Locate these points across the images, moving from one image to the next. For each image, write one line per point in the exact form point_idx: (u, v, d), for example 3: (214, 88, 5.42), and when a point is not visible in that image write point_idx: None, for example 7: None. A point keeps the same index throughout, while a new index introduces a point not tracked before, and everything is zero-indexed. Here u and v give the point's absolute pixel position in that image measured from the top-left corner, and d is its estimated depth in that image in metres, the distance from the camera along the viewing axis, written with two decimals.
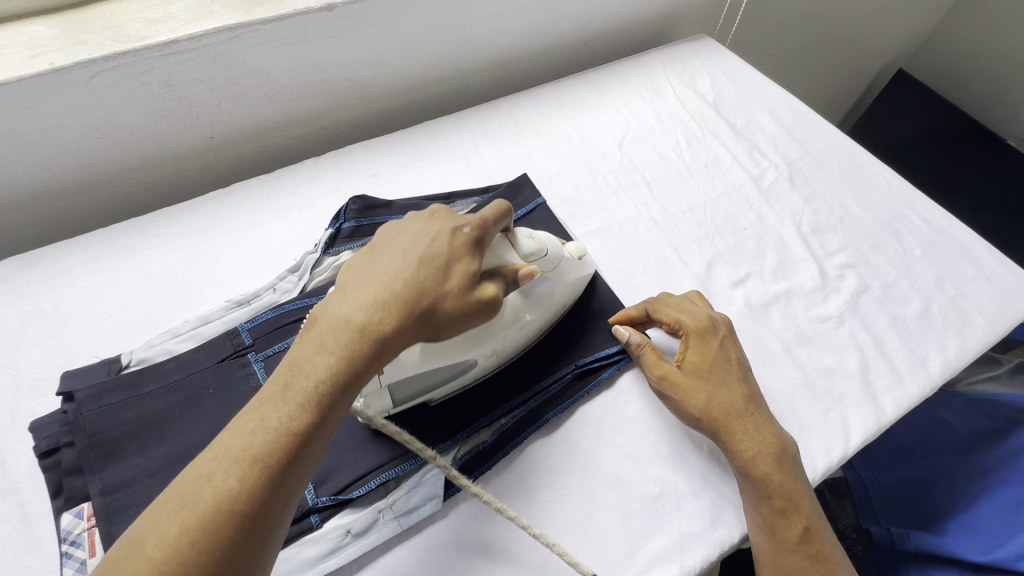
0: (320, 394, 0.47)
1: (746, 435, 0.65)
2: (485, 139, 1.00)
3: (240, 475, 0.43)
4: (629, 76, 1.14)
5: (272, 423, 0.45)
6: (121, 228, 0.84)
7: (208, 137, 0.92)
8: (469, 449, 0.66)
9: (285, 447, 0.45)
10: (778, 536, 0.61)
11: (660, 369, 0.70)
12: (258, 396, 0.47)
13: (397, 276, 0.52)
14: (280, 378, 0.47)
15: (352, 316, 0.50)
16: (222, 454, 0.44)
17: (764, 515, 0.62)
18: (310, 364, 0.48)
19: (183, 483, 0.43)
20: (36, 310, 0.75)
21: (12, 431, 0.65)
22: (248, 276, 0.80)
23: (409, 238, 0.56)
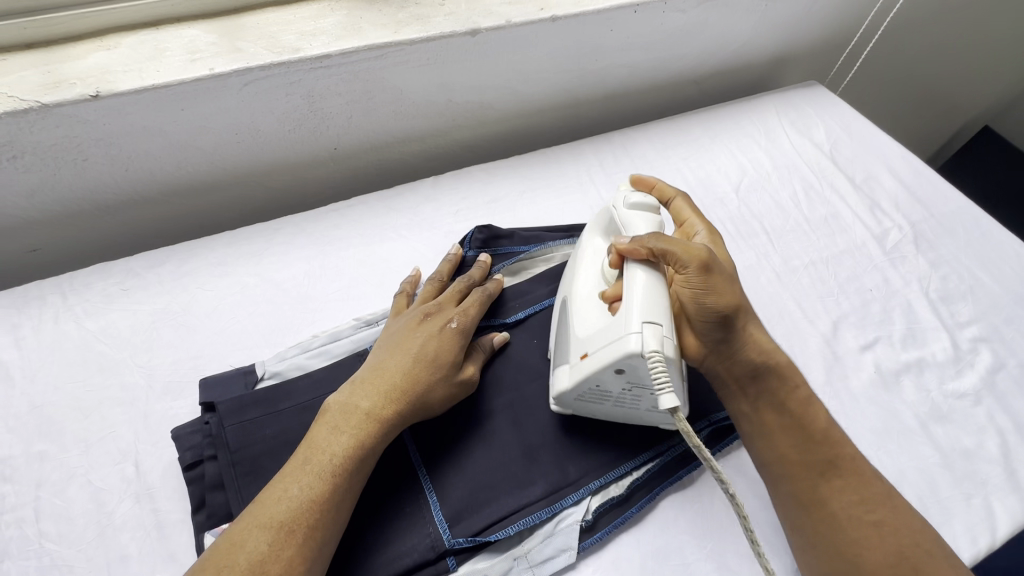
0: (337, 466, 0.54)
1: (757, 328, 0.63)
2: (602, 172, 0.99)
3: (270, 541, 0.49)
4: (742, 118, 1.12)
5: (295, 492, 0.52)
6: (247, 232, 0.84)
7: (333, 148, 0.92)
8: (602, 501, 0.63)
9: (306, 515, 0.51)
10: (798, 443, 0.59)
11: (696, 247, 0.61)
12: (284, 470, 0.54)
13: (393, 365, 0.62)
14: (297, 455, 0.55)
15: (361, 402, 0.59)
16: (253, 521, 0.50)
17: (780, 420, 0.60)
18: (326, 442, 0.56)
19: (218, 548, 0.49)
20: (167, 310, 0.75)
21: (146, 434, 0.65)
22: (371, 293, 0.79)
23: (402, 323, 0.67)
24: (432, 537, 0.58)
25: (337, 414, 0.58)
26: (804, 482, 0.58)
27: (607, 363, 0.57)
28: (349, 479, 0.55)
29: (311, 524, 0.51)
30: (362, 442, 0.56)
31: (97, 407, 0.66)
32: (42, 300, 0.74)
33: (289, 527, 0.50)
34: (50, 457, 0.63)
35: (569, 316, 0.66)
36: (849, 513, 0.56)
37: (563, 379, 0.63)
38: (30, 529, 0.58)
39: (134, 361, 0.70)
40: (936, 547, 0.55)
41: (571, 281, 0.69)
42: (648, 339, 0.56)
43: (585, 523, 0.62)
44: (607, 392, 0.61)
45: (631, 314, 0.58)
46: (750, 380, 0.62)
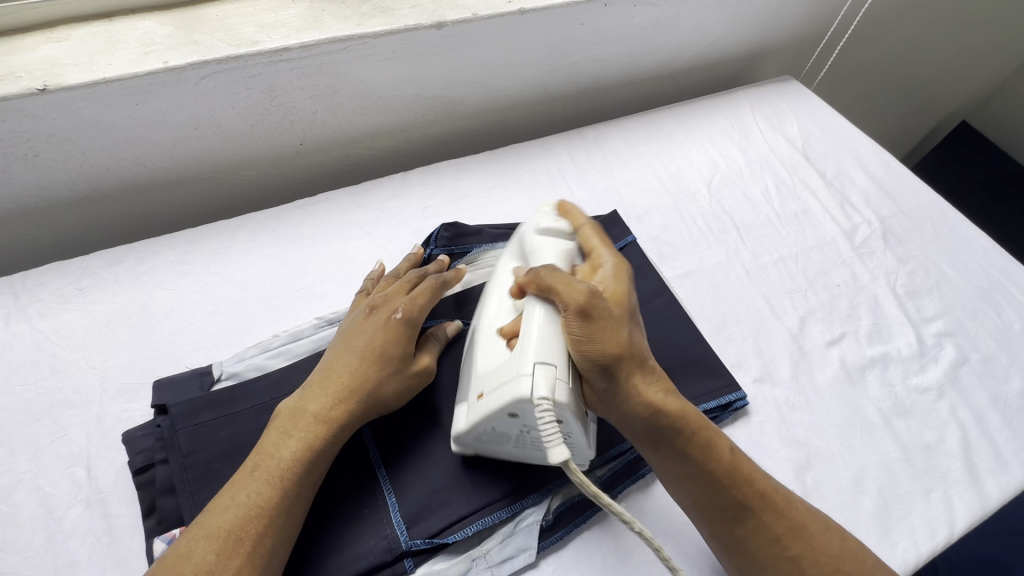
0: (288, 472, 0.54)
1: (651, 372, 0.58)
2: (573, 168, 0.98)
3: (217, 550, 0.48)
4: (715, 113, 1.12)
5: (244, 499, 0.51)
6: (208, 229, 0.83)
7: (298, 143, 0.90)
8: (563, 501, 0.63)
9: (255, 522, 0.50)
10: (707, 492, 0.57)
11: (581, 287, 0.57)
12: (233, 480, 0.54)
13: (341, 366, 0.60)
14: (247, 463, 0.54)
15: (310, 406, 0.58)
16: (200, 532, 0.49)
17: (683, 472, 0.58)
18: (276, 448, 0.55)
19: (166, 560, 0.48)
20: (124, 310, 0.73)
21: (99, 437, 0.63)
22: (336, 292, 0.78)
23: (346, 325, 0.65)
24: (389, 539, 0.58)
25: (287, 421, 0.57)
26: (722, 526, 0.57)
27: (500, 405, 0.55)
28: (299, 486, 0.54)
29: (258, 532, 0.50)
30: (313, 446, 0.56)
31: (48, 410, 0.65)
32: None
33: (236, 535, 0.49)
34: None
35: (472, 353, 0.63)
36: (768, 551, 0.55)
37: (461, 421, 0.60)
38: None
39: (88, 362, 0.69)
40: (859, 566, 0.55)
41: (480, 311, 0.67)
42: (537, 383, 0.53)
43: (546, 523, 0.62)
44: (506, 434, 0.58)
45: (525, 354, 0.55)
46: (648, 431, 0.58)
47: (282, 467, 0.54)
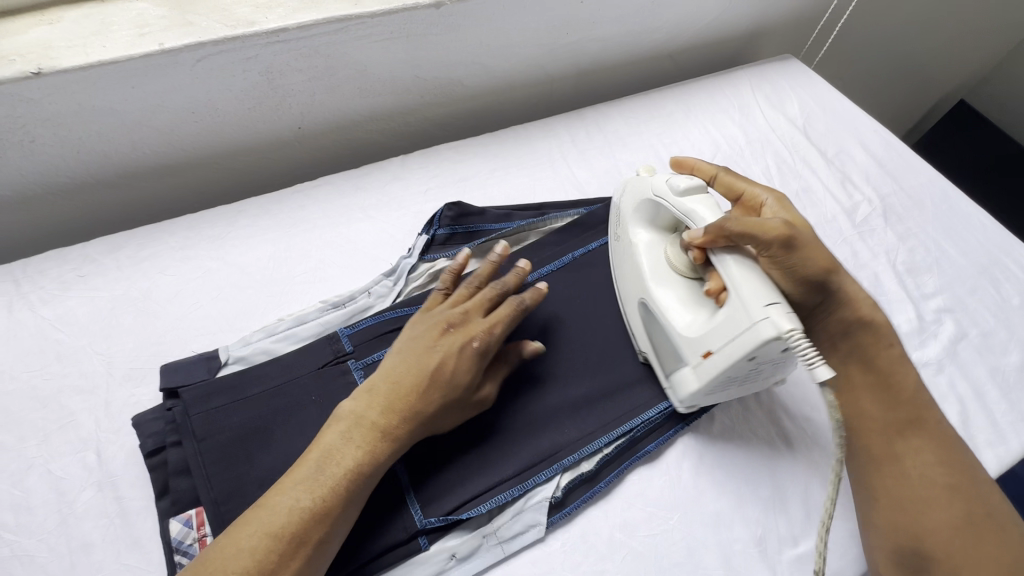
0: (347, 483, 0.53)
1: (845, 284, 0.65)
2: (574, 149, 0.97)
3: (273, 552, 0.49)
4: (715, 92, 1.11)
5: (304, 503, 0.51)
6: (209, 215, 0.82)
7: (296, 127, 0.89)
8: (571, 478, 0.64)
9: (312, 527, 0.51)
10: (888, 406, 0.63)
11: (775, 222, 0.61)
12: (292, 475, 0.53)
13: (413, 382, 0.58)
14: (308, 462, 0.54)
15: (375, 415, 0.57)
16: (257, 530, 0.50)
17: (872, 383, 0.64)
18: (338, 453, 0.54)
19: (221, 550, 0.49)
20: (127, 296, 0.73)
21: (108, 422, 0.64)
22: (339, 275, 0.78)
23: (418, 335, 0.62)
24: (402, 518, 0.59)
25: (350, 424, 0.56)
26: (881, 441, 0.62)
27: (737, 357, 0.58)
28: (358, 493, 0.54)
29: (316, 534, 0.51)
30: (375, 459, 0.55)
31: (55, 396, 0.65)
32: None
33: (296, 536, 0.50)
34: (7, 447, 0.61)
35: (667, 312, 0.66)
36: (918, 472, 0.60)
37: (689, 379, 0.64)
38: None
39: (93, 348, 0.68)
40: (1002, 514, 0.59)
41: (643, 276, 0.70)
42: (778, 322, 0.55)
43: (554, 499, 0.63)
44: (734, 378, 0.61)
45: (747, 302, 0.57)
46: (848, 342, 0.66)
47: (343, 478, 0.53)
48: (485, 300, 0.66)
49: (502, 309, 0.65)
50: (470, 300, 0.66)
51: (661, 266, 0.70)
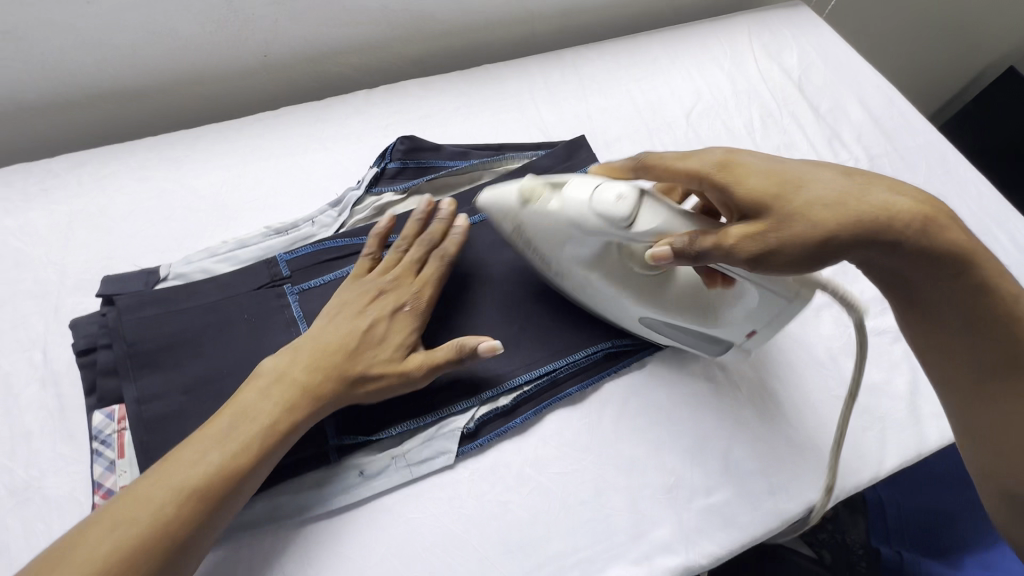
0: (262, 438, 0.55)
1: (952, 242, 0.51)
2: (545, 91, 0.94)
3: (182, 501, 0.50)
4: (709, 38, 1.04)
5: (214, 458, 0.53)
6: (169, 138, 0.83)
7: (261, 56, 0.88)
8: (487, 411, 0.65)
9: (225, 480, 0.52)
10: (1000, 374, 0.55)
11: (761, 234, 0.52)
12: (203, 431, 0.54)
13: (331, 354, 0.60)
14: (221, 418, 0.55)
15: (293, 375, 0.58)
16: (166, 482, 0.51)
17: (978, 353, 0.55)
18: (253, 410, 0.56)
19: (127, 502, 0.50)
20: (83, 211, 0.76)
21: (56, 325, 0.68)
22: (288, 203, 0.79)
23: (332, 314, 0.63)
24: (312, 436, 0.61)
25: (267, 382, 0.58)
26: (981, 419, 0.57)
27: (781, 326, 0.62)
28: (271, 446, 0.55)
29: (227, 486, 0.52)
30: (293, 420, 0.57)
31: (11, 299, 0.69)
32: None
33: (200, 492, 0.51)
34: None
35: (680, 309, 0.63)
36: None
37: (754, 343, 0.67)
38: None
39: (48, 258, 0.72)
40: None
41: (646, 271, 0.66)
42: (812, 283, 0.57)
43: (467, 430, 0.64)
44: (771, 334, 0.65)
45: (779, 291, 0.57)
46: (938, 320, 0.56)
47: (258, 436, 0.55)
48: (415, 263, 0.67)
49: (429, 273, 0.66)
50: (403, 261, 0.67)
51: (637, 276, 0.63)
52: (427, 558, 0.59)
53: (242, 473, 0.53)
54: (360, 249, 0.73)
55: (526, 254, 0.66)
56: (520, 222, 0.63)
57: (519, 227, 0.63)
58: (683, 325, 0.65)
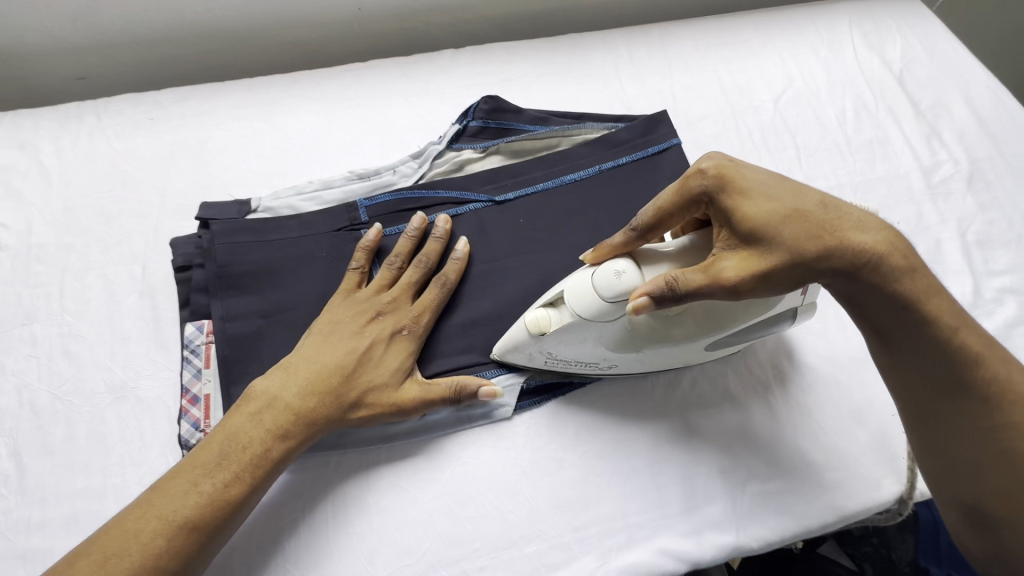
0: (292, 427, 0.58)
1: (898, 274, 0.52)
2: (630, 65, 0.92)
3: (222, 485, 0.54)
4: (807, 23, 0.99)
5: (248, 445, 0.56)
6: (264, 81, 0.86)
7: (356, 9, 0.89)
8: (547, 372, 0.66)
9: (259, 467, 0.56)
10: (951, 401, 0.55)
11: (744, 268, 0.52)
12: (233, 421, 0.57)
13: (350, 359, 0.61)
14: (247, 409, 0.58)
15: (320, 369, 0.60)
16: (203, 468, 0.55)
17: (937, 381, 0.55)
18: (279, 400, 0.58)
19: (170, 485, 0.54)
20: (184, 142, 0.80)
21: (156, 243, 0.73)
22: (372, 152, 0.81)
23: (346, 321, 0.64)
24: None
25: (293, 372, 0.60)
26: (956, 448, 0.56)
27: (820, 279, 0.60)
28: (286, 454, 0.57)
29: (262, 472, 0.56)
30: (318, 412, 0.59)
31: (118, 215, 0.75)
32: (80, 118, 0.81)
33: (238, 478, 0.55)
34: (77, 249, 0.72)
35: (708, 327, 0.58)
36: (990, 460, 0.54)
37: (802, 317, 0.64)
38: (55, 302, 0.68)
39: (151, 181, 0.77)
40: None
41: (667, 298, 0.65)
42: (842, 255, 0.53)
43: (528, 386, 0.66)
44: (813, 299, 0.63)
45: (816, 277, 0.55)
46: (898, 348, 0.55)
47: (288, 426, 0.58)
48: (411, 280, 0.67)
49: (427, 296, 0.66)
50: (397, 283, 0.67)
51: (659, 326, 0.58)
52: (481, 501, 0.61)
53: (259, 482, 0.56)
54: (437, 203, 0.74)
55: (571, 368, 0.64)
56: (547, 350, 0.61)
57: (549, 352, 0.62)
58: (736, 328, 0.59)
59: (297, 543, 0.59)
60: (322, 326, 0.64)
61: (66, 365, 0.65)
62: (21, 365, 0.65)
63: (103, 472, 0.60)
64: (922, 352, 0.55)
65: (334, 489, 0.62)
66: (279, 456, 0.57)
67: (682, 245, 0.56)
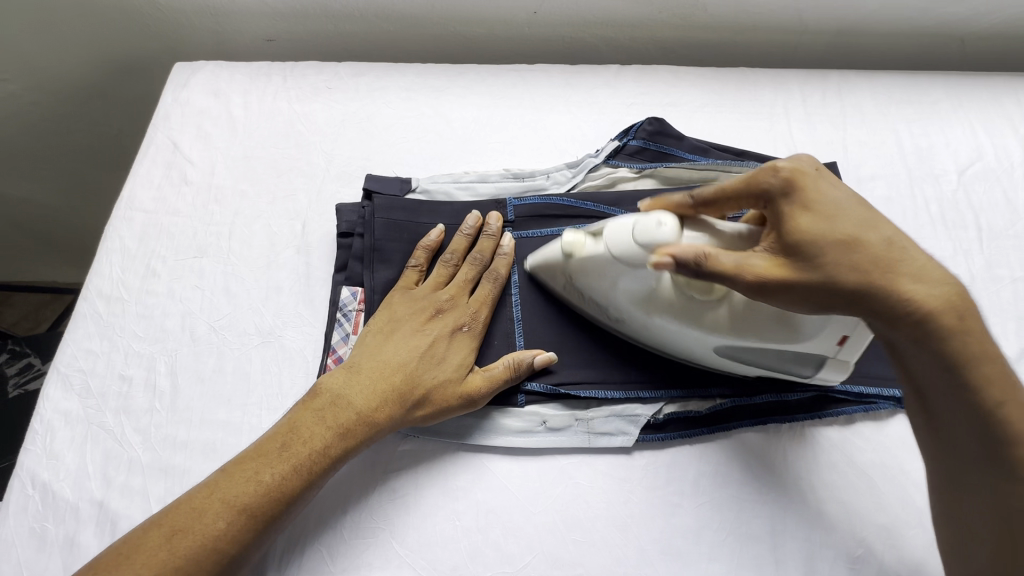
0: (354, 427, 0.57)
1: (949, 327, 0.47)
2: (801, 109, 0.88)
3: (283, 475, 0.54)
4: (1007, 94, 0.90)
5: (309, 438, 0.56)
6: (435, 68, 0.89)
7: (532, 12, 0.90)
8: (676, 411, 0.64)
9: (319, 462, 0.55)
10: (982, 477, 0.48)
11: (776, 267, 0.50)
12: (300, 413, 0.58)
13: (413, 360, 0.61)
14: (313, 407, 0.58)
15: (385, 370, 0.60)
16: (266, 455, 0.55)
17: (967, 447, 0.49)
18: (343, 398, 0.58)
19: (235, 471, 0.54)
20: (355, 113, 0.84)
21: (318, 205, 0.77)
22: (527, 154, 0.82)
23: (407, 322, 0.63)
24: None
25: (359, 373, 0.60)
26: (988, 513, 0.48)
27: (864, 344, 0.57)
28: (345, 452, 0.57)
29: (320, 468, 0.56)
30: (380, 411, 0.58)
31: (288, 171, 0.79)
32: (268, 77, 0.87)
33: (297, 469, 0.54)
34: (248, 196, 0.77)
35: (735, 330, 0.56)
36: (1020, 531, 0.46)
37: (831, 372, 0.60)
38: (223, 242, 0.74)
39: (321, 145, 0.82)
40: None
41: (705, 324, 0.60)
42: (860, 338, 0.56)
43: (653, 420, 0.63)
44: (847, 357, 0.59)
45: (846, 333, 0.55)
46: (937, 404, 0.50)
47: (347, 426, 0.57)
48: (468, 283, 0.66)
49: (484, 297, 0.65)
50: (454, 280, 0.66)
51: (682, 303, 0.57)
52: (590, 527, 0.59)
53: (317, 478, 0.55)
54: (586, 214, 0.73)
55: (576, 302, 0.65)
56: (568, 273, 0.62)
57: (569, 276, 0.63)
58: (761, 344, 0.57)
59: (405, 522, 0.59)
60: (384, 328, 0.63)
61: (226, 302, 0.70)
62: (188, 294, 0.70)
63: (242, 409, 0.64)
64: (958, 416, 0.48)
65: (448, 476, 0.62)
66: (339, 452, 0.57)
67: (736, 229, 0.54)
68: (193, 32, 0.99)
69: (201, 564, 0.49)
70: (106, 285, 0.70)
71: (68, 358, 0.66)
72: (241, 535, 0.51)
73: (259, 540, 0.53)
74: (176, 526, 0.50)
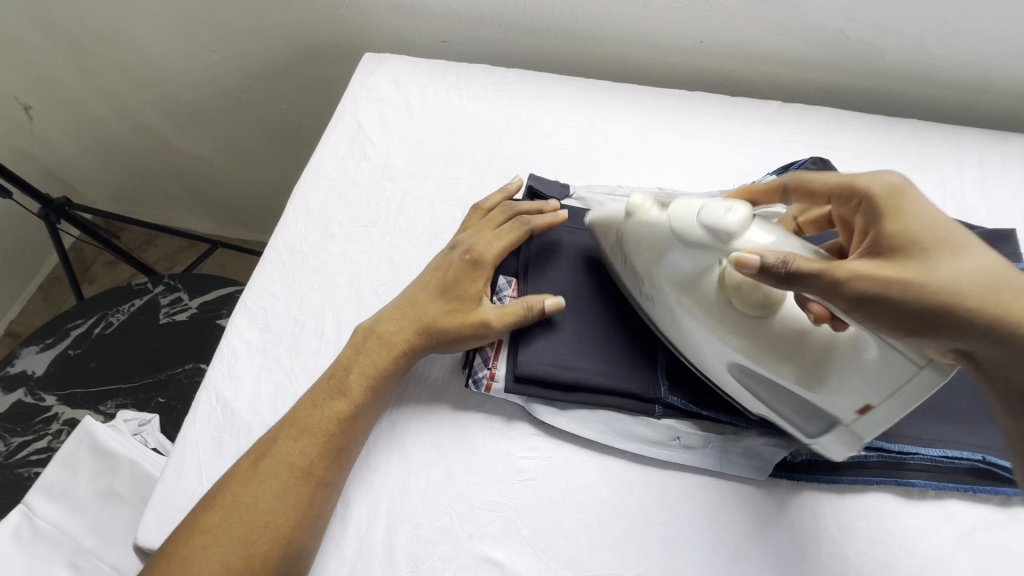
0: (392, 359, 0.65)
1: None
2: (977, 169, 0.84)
3: (341, 400, 0.62)
4: None
5: (355, 365, 0.64)
6: (597, 84, 0.94)
7: (699, 42, 0.92)
8: (816, 453, 0.62)
9: (362, 387, 0.63)
10: None
11: (873, 279, 0.51)
12: (353, 349, 0.66)
13: (427, 300, 0.68)
14: (353, 346, 0.66)
15: (410, 306, 0.68)
16: (317, 391, 0.63)
17: None
18: (385, 337, 0.66)
19: (303, 407, 0.62)
20: (519, 116, 0.90)
21: (477, 196, 0.83)
22: (680, 176, 0.84)
23: (428, 270, 0.71)
24: (651, 382, 0.66)
25: (389, 313, 0.68)
26: None
27: (903, 409, 0.52)
28: (381, 374, 0.64)
29: (364, 394, 0.63)
30: (392, 335, 0.66)
31: (453, 162, 0.86)
32: (444, 74, 0.95)
33: (341, 393, 0.63)
34: (416, 179, 0.85)
35: (765, 355, 0.56)
36: None
37: (845, 440, 0.56)
38: (391, 216, 0.81)
39: (485, 141, 0.88)
40: None
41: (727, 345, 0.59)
42: (903, 393, 0.51)
43: (789, 458, 0.62)
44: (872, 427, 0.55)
45: (882, 378, 0.51)
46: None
47: (379, 355, 0.65)
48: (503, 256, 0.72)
49: (495, 252, 0.70)
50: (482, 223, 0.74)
51: (722, 309, 0.58)
52: (710, 549, 0.59)
53: (367, 400, 0.63)
54: None
55: (629, 282, 0.68)
56: (622, 234, 0.66)
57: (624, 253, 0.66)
58: (773, 375, 0.57)
59: (530, 503, 0.62)
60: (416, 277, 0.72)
61: (388, 271, 0.77)
62: (358, 257, 0.78)
63: None
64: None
65: (574, 468, 0.64)
66: (380, 375, 0.64)
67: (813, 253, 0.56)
68: (378, 27, 1.09)
69: (280, 477, 0.57)
70: (291, 239, 0.79)
71: (254, 296, 0.75)
72: (317, 451, 0.59)
73: (336, 456, 0.60)
74: (260, 450, 0.59)
